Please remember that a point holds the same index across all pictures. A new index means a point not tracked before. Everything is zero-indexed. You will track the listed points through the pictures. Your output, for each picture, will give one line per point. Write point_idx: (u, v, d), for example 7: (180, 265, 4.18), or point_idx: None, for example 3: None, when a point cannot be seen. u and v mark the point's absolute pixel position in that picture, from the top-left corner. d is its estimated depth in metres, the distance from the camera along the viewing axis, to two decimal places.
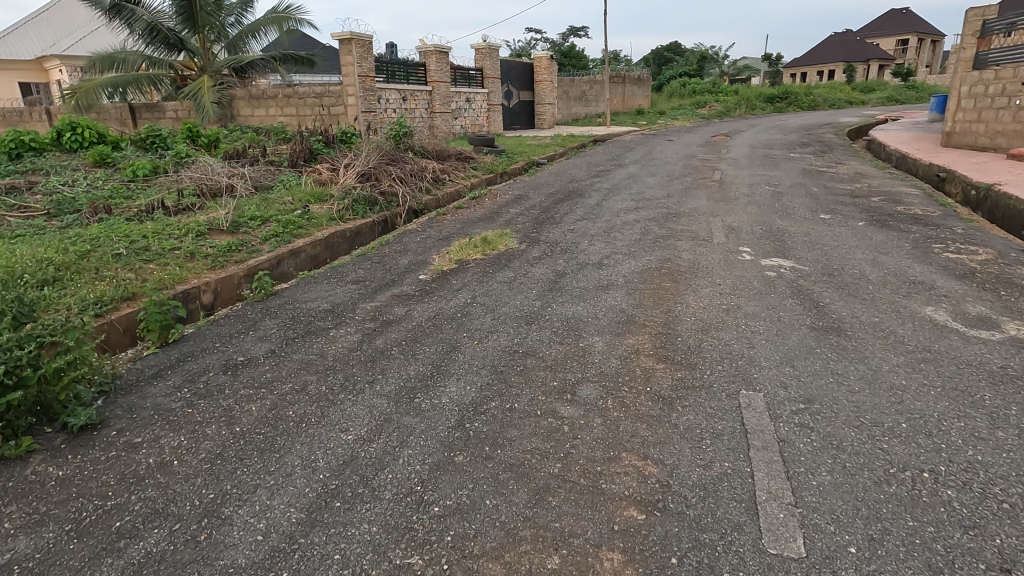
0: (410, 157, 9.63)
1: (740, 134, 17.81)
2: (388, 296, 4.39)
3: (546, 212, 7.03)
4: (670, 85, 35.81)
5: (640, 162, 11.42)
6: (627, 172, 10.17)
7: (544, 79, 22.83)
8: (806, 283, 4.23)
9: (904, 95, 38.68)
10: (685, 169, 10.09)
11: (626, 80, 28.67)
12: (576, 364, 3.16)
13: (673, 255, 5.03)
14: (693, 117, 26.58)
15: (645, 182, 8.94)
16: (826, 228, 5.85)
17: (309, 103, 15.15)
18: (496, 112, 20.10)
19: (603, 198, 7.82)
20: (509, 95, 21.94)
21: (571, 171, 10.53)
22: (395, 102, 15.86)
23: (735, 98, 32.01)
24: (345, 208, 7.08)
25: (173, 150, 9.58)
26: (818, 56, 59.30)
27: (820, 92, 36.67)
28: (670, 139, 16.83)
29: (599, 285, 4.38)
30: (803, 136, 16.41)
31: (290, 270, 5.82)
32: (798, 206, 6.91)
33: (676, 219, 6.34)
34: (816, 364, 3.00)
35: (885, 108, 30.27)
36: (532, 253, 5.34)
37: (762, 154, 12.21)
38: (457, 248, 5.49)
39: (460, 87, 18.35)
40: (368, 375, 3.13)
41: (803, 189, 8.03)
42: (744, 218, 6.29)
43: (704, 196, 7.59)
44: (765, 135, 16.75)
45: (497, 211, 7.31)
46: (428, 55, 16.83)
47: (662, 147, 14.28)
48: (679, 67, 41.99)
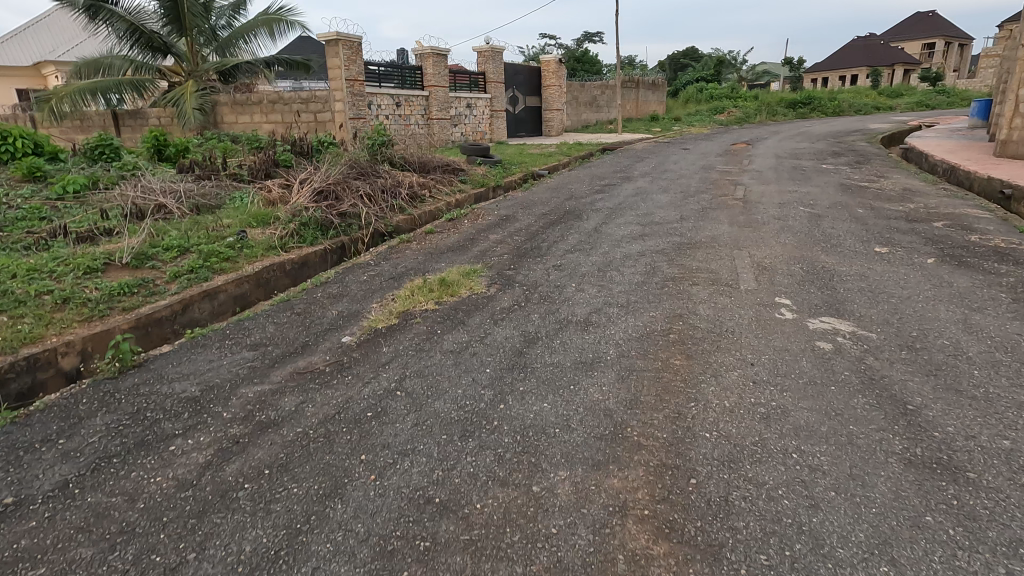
0: (387, 170, 8.52)
1: (762, 142, 16.42)
2: (286, 372, 3.19)
3: (531, 240, 5.82)
4: (687, 91, 34.45)
5: (651, 175, 10.18)
6: (635, 186, 8.93)
7: (552, 84, 21.66)
8: (877, 363, 2.95)
9: (936, 100, 36.73)
10: (702, 184, 8.85)
11: (639, 85, 27.38)
12: (519, 539, 1.90)
13: (685, 309, 3.78)
14: (710, 123, 25.21)
15: (654, 199, 7.72)
16: (885, 267, 4.53)
17: (295, 109, 14.17)
18: (499, 119, 18.94)
19: (603, 220, 6.59)
20: (514, 100, 20.79)
21: (572, 185, 9.32)
22: (387, 107, 14.81)
23: (755, 103, 30.53)
24: (290, 233, 5.91)
25: (121, 162, 8.51)
26: (841, 60, 57.40)
27: (844, 97, 35.02)
28: (687, 147, 15.51)
29: (581, 362, 3.12)
30: (832, 144, 14.98)
31: (201, 315, 4.62)
32: (842, 232, 5.62)
33: (689, 251, 5.10)
34: (936, 562, 1.72)
35: (917, 114, 28.53)
36: (500, 302, 4.12)
37: (789, 165, 10.87)
38: (405, 293, 4.30)
39: (460, 92, 17.28)
40: (174, 555, 1.89)
41: (843, 209, 6.74)
42: (774, 250, 5.03)
43: (724, 218, 6.32)
44: (790, 144, 15.36)
45: (474, 236, 6.10)
46: (425, 58, 15.81)
47: (677, 157, 12.99)
48: (696, 72, 40.60)
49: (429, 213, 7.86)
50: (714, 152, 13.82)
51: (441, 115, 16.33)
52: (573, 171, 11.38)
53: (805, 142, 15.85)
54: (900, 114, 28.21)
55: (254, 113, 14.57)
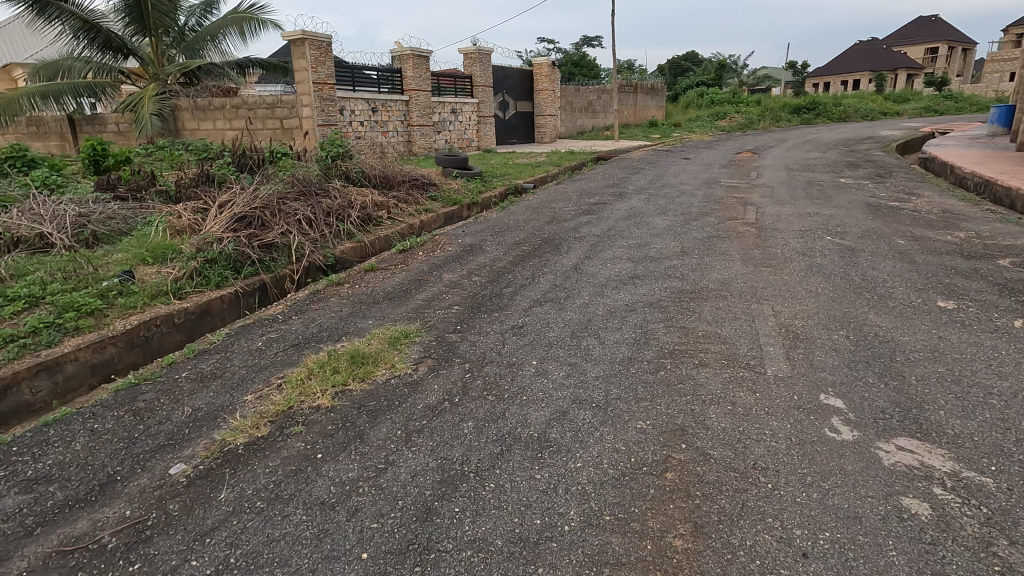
0: (339, 187, 7.34)
1: (769, 150, 15.26)
2: (43, 550, 1.96)
3: (492, 284, 4.62)
4: (687, 96, 33.39)
5: (646, 190, 9.03)
6: (628, 205, 7.76)
7: (544, 88, 20.57)
8: (1014, 558, 1.74)
9: (944, 105, 35.68)
10: (706, 203, 7.71)
11: (637, 89, 26.30)
12: None
13: (688, 417, 2.57)
14: (712, 130, 24.10)
15: (651, 223, 6.53)
16: (957, 334, 3.35)
17: (260, 115, 13.03)
18: (487, 126, 17.80)
19: (587, 252, 5.40)
20: (504, 105, 19.66)
21: (556, 203, 8.15)
22: (361, 113, 13.67)
23: (757, 109, 29.45)
24: (189, 273, 4.69)
25: (31, 177, 7.34)
26: (844, 64, 56.51)
27: (849, 102, 34.02)
28: (688, 157, 14.37)
29: (522, 539, 1.90)
30: (845, 153, 13.84)
31: (32, 398, 3.38)
32: (885, 276, 4.44)
33: (692, 306, 3.91)
34: None
35: (927, 120, 27.47)
36: (426, 395, 2.90)
37: (801, 179, 9.72)
38: (297, 377, 3.08)
39: (444, 97, 16.15)
40: None
41: (878, 239, 5.55)
42: (804, 305, 3.82)
43: (733, 253, 5.13)
44: (799, 153, 14.21)
45: (423, 277, 4.89)
46: (404, 61, 14.68)
47: (677, 169, 11.83)
48: (697, 76, 39.63)
49: (384, 240, 6.67)
50: (717, 163, 12.67)
51: (422, 122, 15.20)
52: (562, 185, 10.20)
53: (814, 152, 14.73)
54: (908, 121, 27.15)
55: (217, 119, 13.43)
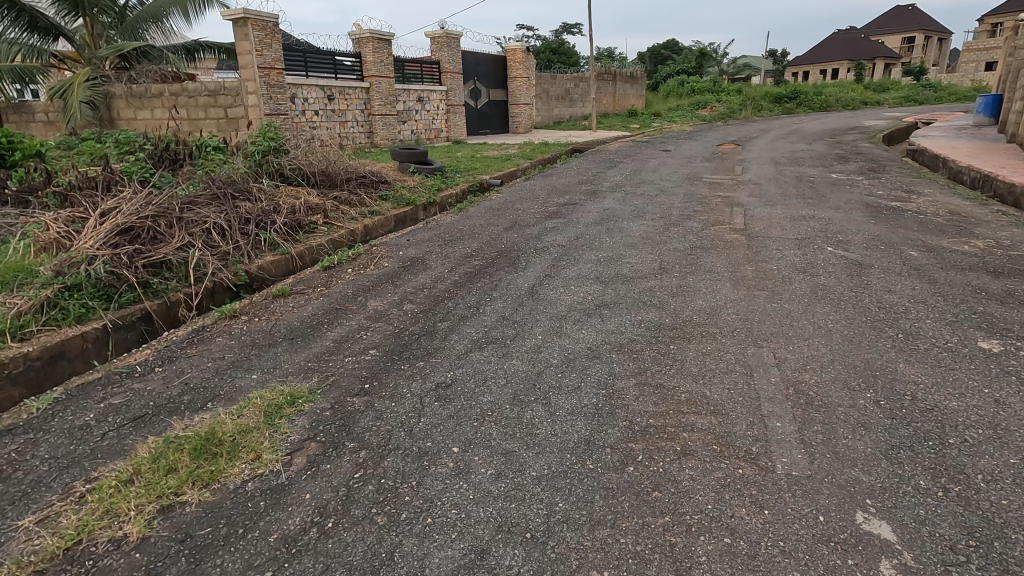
0: (268, 188, 6.34)
1: (752, 142, 14.52)
2: None
3: (426, 316, 3.71)
4: (667, 84, 32.64)
5: (623, 188, 8.19)
6: (601, 206, 6.89)
7: (518, 75, 19.59)
8: None
9: (924, 95, 35.46)
10: (688, 203, 6.89)
11: (617, 77, 25.43)
12: None
13: (665, 562, 1.71)
14: (693, 120, 23.35)
15: (626, 230, 5.69)
16: (1018, 395, 2.54)
17: (202, 103, 11.86)
18: (456, 115, 16.77)
19: (548, 269, 4.52)
20: (476, 93, 18.62)
21: (521, 204, 7.26)
22: (316, 101, 12.57)
23: (738, 98, 28.77)
24: (39, 305, 3.69)
25: None
26: (823, 54, 56.32)
27: (830, 91, 33.57)
28: (668, 149, 13.56)
29: None
30: (832, 145, 13.15)
31: None
32: (905, 302, 3.64)
33: (671, 352, 3.05)
34: None
35: (909, 109, 27.09)
36: (288, 515, 1.98)
37: (790, 175, 8.96)
38: (111, 482, 2.14)
39: (409, 84, 15.07)
40: None
41: (886, 250, 4.78)
42: (813, 350, 2.99)
43: (720, 271, 4.30)
44: (784, 145, 13.48)
45: (343, 306, 3.97)
46: (364, 44, 13.55)
47: (656, 162, 11.01)
48: (677, 65, 38.89)
49: (315, 250, 5.71)
50: (699, 156, 11.88)
51: (385, 111, 14.14)
52: (532, 181, 9.29)
53: (799, 143, 14.02)
54: (890, 110, 26.79)
55: (154, 107, 12.22)
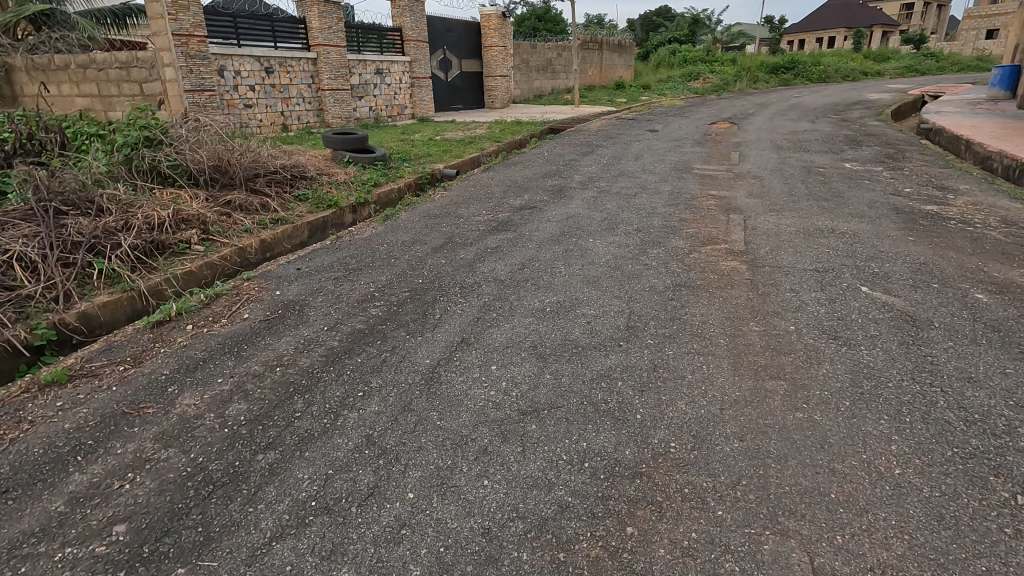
0: (128, 195, 4.91)
1: (749, 120, 13.09)
2: None
3: (250, 435, 2.34)
4: (658, 54, 30.84)
5: (596, 183, 6.82)
6: (565, 212, 5.51)
7: (493, 43, 17.91)
8: None
9: (925, 65, 33.88)
10: (673, 208, 5.53)
11: (603, 46, 23.69)
12: None
13: None
14: (684, 92, 21.77)
15: (589, 252, 4.33)
16: None
17: (113, 77, 10.20)
18: (422, 89, 15.14)
19: (466, 329, 3.16)
20: (446, 64, 16.94)
21: (467, 208, 5.85)
22: (250, 75, 10.96)
23: (733, 68, 27.11)
24: None
25: None
26: (820, 21, 54.27)
27: (828, 61, 31.97)
28: (655, 128, 12.10)
29: None
30: (838, 125, 11.75)
31: None
32: (1002, 406, 2.33)
33: (626, 551, 1.71)
34: None
35: (912, 81, 25.68)
36: None
37: (796, 164, 7.60)
38: None
39: (364, 54, 13.42)
40: None
41: (942, 291, 3.46)
42: (880, 551, 1.66)
43: (712, 337, 2.96)
44: (785, 125, 12.07)
45: (136, 407, 2.58)
46: (307, 8, 11.87)
47: (640, 146, 9.60)
48: (669, 33, 36.91)
49: (177, 281, 4.31)
50: (689, 138, 10.45)
51: (336, 86, 12.55)
52: (491, 172, 7.87)
53: (801, 121, 12.59)
54: (892, 82, 25.34)
55: (61, 83, 10.58)
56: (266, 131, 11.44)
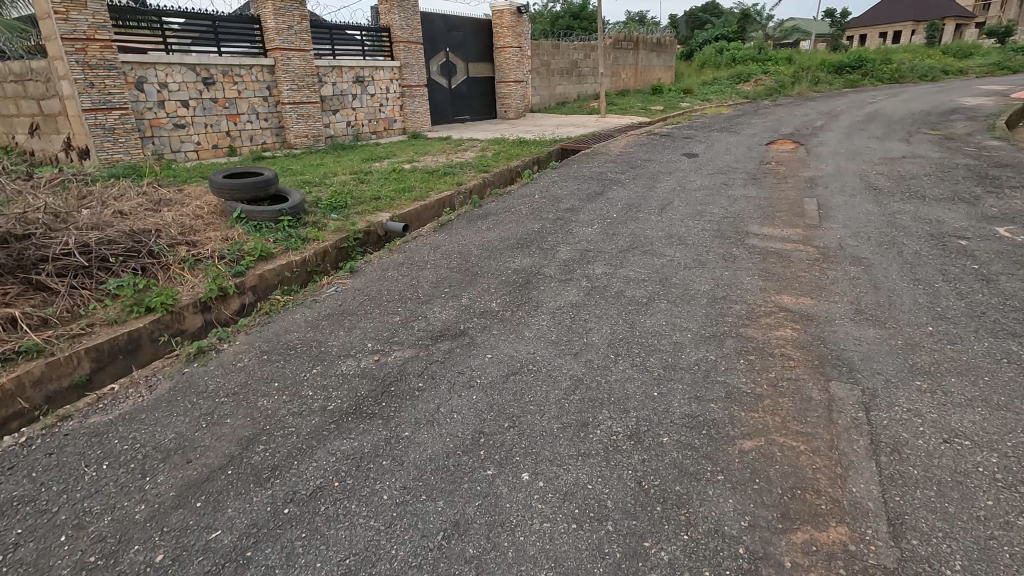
0: None
1: (818, 137, 10.22)
2: None
3: None
4: (703, 52, 27.77)
5: (590, 265, 4.31)
6: (509, 354, 3.02)
7: (506, 43, 15.54)
8: None
9: (1016, 61, 29.50)
10: (712, 352, 2.96)
11: (639, 45, 20.93)
12: None
13: None
14: (733, 97, 18.77)
15: (501, 549, 1.80)
16: None
17: (10, 93, 8.29)
18: (415, 99, 12.86)
19: None
20: (449, 69, 14.65)
21: (351, 330, 3.42)
22: (182, 87, 8.90)
23: (789, 68, 23.75)
24: None
25: None
26: (886, 14, 49.48)
27: (901, 58, 28.13)
28: (695, 151, 9.42)
29: None
30: (946, 147, 8.76)
31: None
32: None
33: None
34: None
35: (1007, 81, 21.75)
36: None
37: (911, 226, 4.87)
38: None
39: (340, 59, 11.23)
40: None
41: None
42: None
43: None
44: (871, 145, 9.16)
45: None
46: (261, 3, 9.77)
47: (669, 184, 7.00)
48: (717, 29, 33.57)
49: None
50: (740, 168, 7.75)
51: (300, 98, 10.38)
52: (444, 232, 5.44)
53: (890, 140, 9.62)
54: (983, 82, 21.51)
55: None
56: (205, 156, 9.37)
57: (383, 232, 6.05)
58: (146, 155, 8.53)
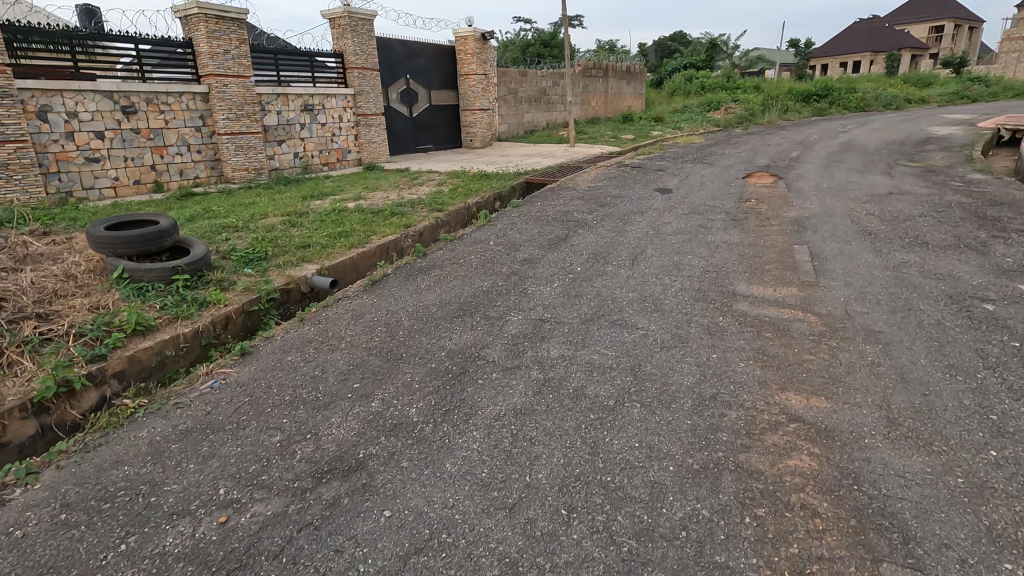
0: None
1: (796, 169, 9.69)
2: None
3: None
4: (672, 80, 27.76)
5: (544, 344, 3.44)
6: (418, 509, 2.10)
7: (470, 71, 14.92)
8: None
9: (972, 90, 30.28)
10: (704, 504, 2.08)
11: (609, 73, 20.61)
12: None
13: None
14: (704, 126, 18.45)
15: None
16: None
17: None
18: (371, 129, 12.04)
19: None
20: (410, 96, 13.91)
21: (208, 461, 2.45)
22: (97, 116, 7.91)
23: (757, 96, 23.76)
24: None
25: None
26: (845, 44, 51.05)
27: (864, 87, 28.60)
28: (668, 185, 8.75)
29: None
30: (931, 182, 8.27)
31: None
32: None
33: None
34: None
35: (968, 110, 22.04)
36: None
37: (923, 284, 4.16)
38: None
39: (286, 87, 10.39)
40: None
41: None
42: None
43: None
44: (852, 179, 8.63)
45: None
46: (193, 26, 8.91)
47: (641, 227, 6.25)
48: (685, 58, 33.85)
49: None
50: (718, 206, 7.07)
51: (238, 128, 9.46)
52: (375, 293, 4.53)
53: (871, 173, 9.12)
54: (945, 111, 21.71)
55: None
56: (124, 193, 8.35)
57: (308, 288, 5.13)
58: (49, 193, 7.46)
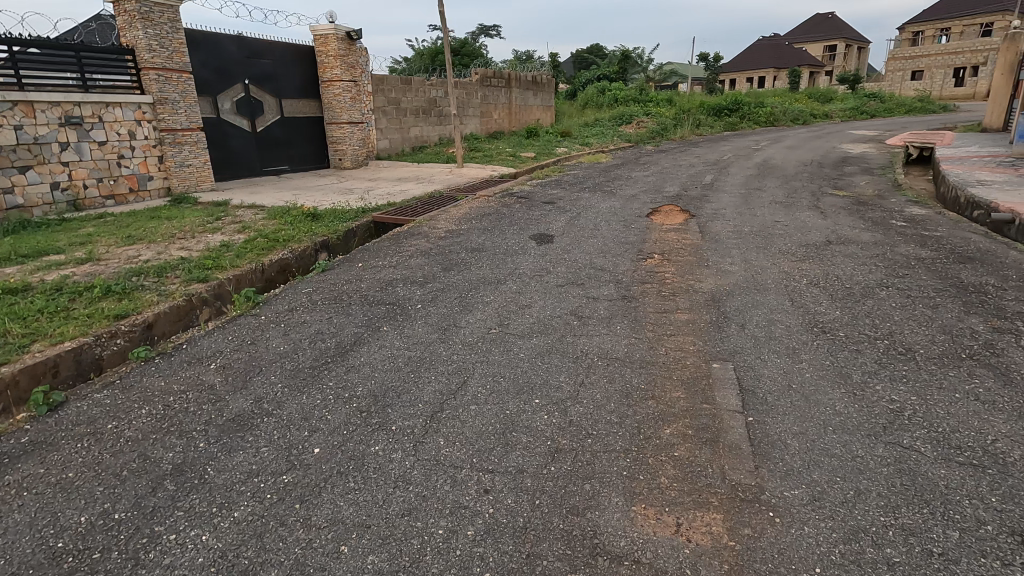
0: None
1: (711, 202, 7.88)
2: None
3: None
4: (585, 92, 26.33)
5: None
6: None
7: (333, 75, 12.37)
8: None
9: (870, 107, 30.95)
10: None
11: (512, 83, 18.59)
12: None
13: None
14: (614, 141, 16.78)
15: None
16: None
17: None
18: (181, 148, 9.20)
19: None
20: (251, 107, 11.14)
21: None
22: None
23: (671, 109, 22.64)
24: None
25: None
26: (752, 60, 52.47)
27: (773, 101, 28.41)
28: (552, 229, 6.61)
29: None
30: (872, 221, 6.62)
31: None
32: None
33: None
34: None
35: (873, 125, 21.81)
36: None
37: (955, 494, 2.12)
38: None
39: (30, 91, 7.40)
40: None
41: None
42: None
43: None
44: (779, 217, 6.86)
45: None
46: None
47: (485, 317, 3.99)
48: (599, 69, 32.71)
49: None
50: (608, 270, 4.95)
51: None
52: None
53: (798, 207, 7.43)
54: (851, 127, 21.35)
55: None
56: None
57: None
58: None
